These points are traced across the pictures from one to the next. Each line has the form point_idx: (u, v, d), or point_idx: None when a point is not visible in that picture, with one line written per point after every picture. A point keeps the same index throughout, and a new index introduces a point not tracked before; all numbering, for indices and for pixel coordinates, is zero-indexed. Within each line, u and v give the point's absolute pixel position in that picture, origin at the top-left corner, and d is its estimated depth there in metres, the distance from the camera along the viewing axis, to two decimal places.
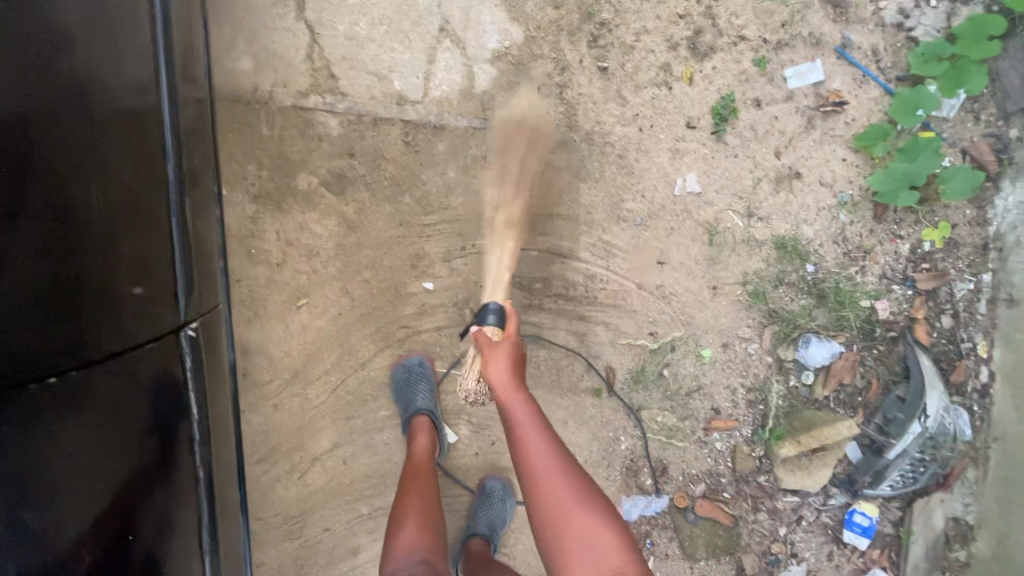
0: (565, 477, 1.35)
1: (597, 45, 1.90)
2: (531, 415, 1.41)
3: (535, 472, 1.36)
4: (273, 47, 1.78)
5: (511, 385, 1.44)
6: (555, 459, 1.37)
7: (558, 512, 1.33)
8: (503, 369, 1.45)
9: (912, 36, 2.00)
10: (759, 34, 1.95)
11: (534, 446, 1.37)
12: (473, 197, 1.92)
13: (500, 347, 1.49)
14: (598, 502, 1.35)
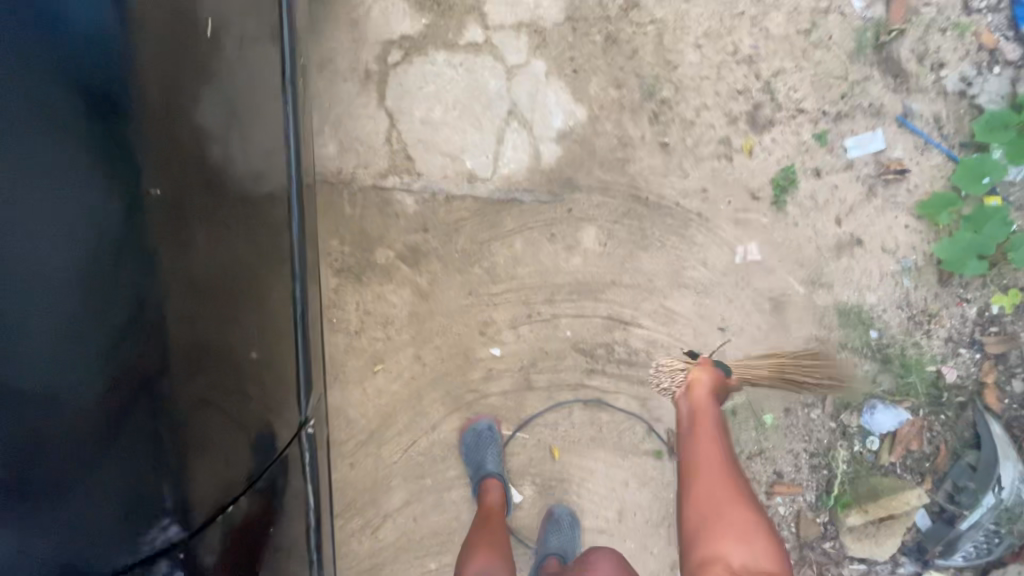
0: (733, 479, 1.65)
1: (658, 121, 1.99)
2: (719, 425, 1.74)
3: (702, 464, 1.67)
4: (357, 133, 1.93)
5: (710, 399, 1.77)
6: (728, 463, 1.68)
7: (718, 506, 1.59)
8: (706, 382, 1.79)
9: (974, 104, 2.02)
10: (818, 106, 2.00)
11: (704, 438, 1.71)
12: (538, 267, 2.01)
13: (708, 374, 1.80)
14: (756, 510, 1.59)
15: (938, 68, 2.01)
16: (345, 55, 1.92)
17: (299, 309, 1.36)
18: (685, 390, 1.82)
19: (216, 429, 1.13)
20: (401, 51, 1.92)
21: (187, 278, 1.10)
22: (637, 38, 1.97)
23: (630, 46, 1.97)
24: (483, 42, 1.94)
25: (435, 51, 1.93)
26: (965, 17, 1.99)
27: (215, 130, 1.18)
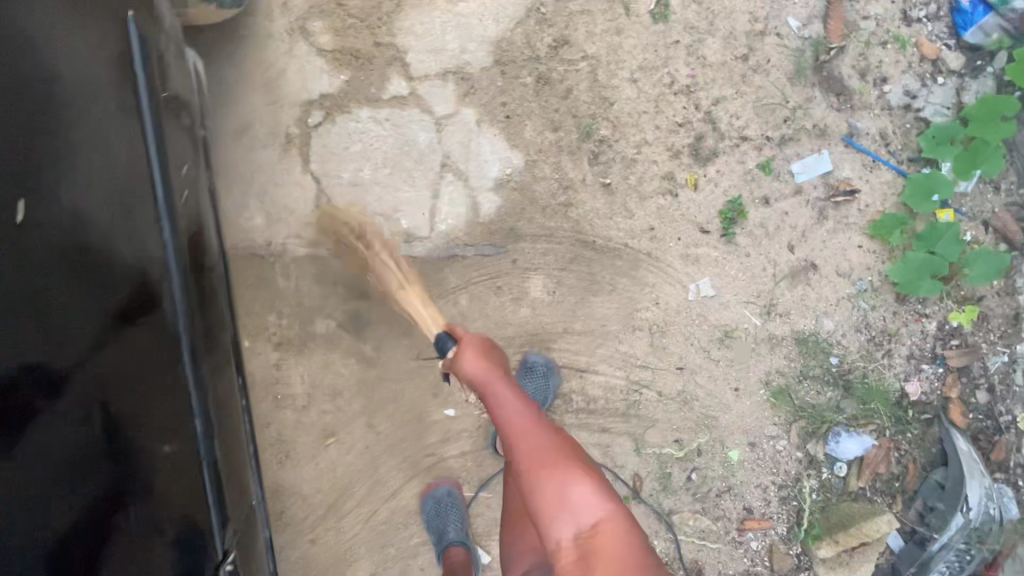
0: (537, 436, 1.27)
1: (598, 162, 1.91)
2: (508, 393, 1.29)
3: (509, 432, 1.27)
4: (283, 201, 1.83)
5: (494, 372, 1.31)
6: (534, 418, 1.29)
7: (527, 480, 1.25)
8: (474, 357, 1.33)
9: (921, 117, 1.96)
10: (762, 132, 1.93)
11: (501, 406, 1.28)
12: (487, 322, 1.94)
13: (472, 340, 1.38)
14: (568, 456, 1.27)
15: (882, 82, 1.94)
16: (262, 119, 1.81)
17: (190, 369, 1.28)
18: (462, 377, 1.31)
19: (100, 466, 1.17)
20: (321, 110, 1.81)
21: (44, 323, 1.13)
22: (570, 75, 1.87)
23: (563, 85, 1.88)
24: (407, 93, 1.83)
25: (357, 107, 1.82)
26: (905, 28, 1.92)
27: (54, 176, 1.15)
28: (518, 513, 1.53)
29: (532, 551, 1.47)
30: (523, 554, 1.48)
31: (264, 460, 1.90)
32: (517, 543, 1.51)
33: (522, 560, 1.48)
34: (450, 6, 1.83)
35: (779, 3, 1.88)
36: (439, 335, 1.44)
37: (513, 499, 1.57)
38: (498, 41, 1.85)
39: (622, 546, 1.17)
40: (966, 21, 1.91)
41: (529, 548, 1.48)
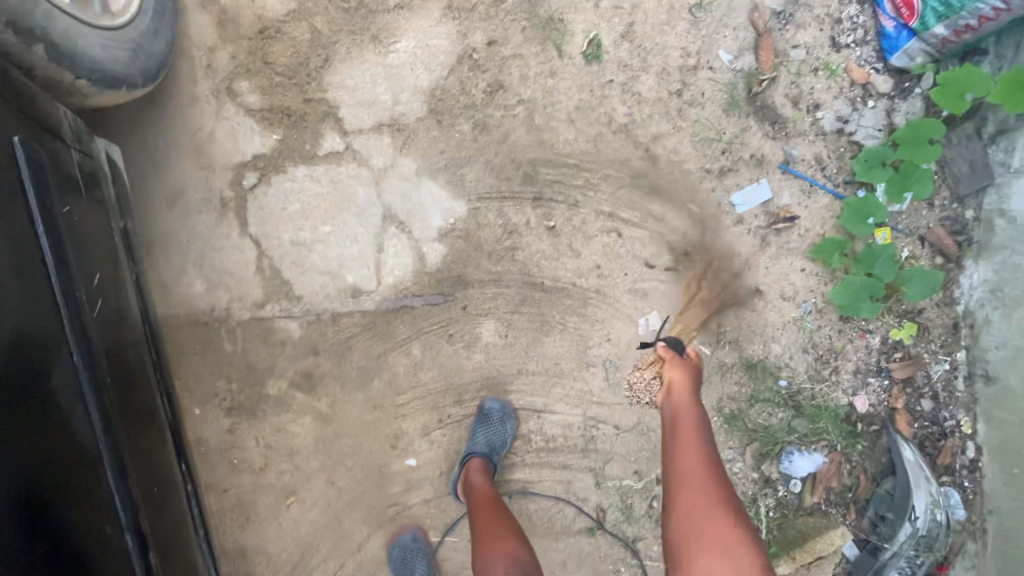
0: (715, 482, 1.47)
1: (541, 205, 1.91)
2: (693, 420, 1.59)
3: (678, 469, 1.51)
4: (223, 265, 1.80)
5: (687, 391, 1.66)
6: (707, 461, 1.51)
7: (690, 511, 1.43)
8: (684, 376, 1.69)
9: (854, 140, 2.00)
10: (701, 165, 1.95)
11: (686, 440, 1.56)
12: (441, 370, 1.94)
13: (687, 363, 1.74)
14: (736, 508, 1.42)
15: (814, 108, 1.97)
16: (194, 184, 1.77)
17: (108, 452, 1.26)
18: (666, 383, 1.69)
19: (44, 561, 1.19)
20: (255, 171, 1.78)
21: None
22: (507, 120, 1.87)
23: (501, 130, 1.87)
24: (342, 148, 1.81)
25: (292, 166, 1.80)
26: (834, 55, 1.96)
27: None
28: (489, 527, 1.68)
29: (505, 555, 1.57)
30: (496, 557, 1.57)
31: (225, 525, 1.89)
32: (490, 551, 1.60)
33: (497, 563, 1.55)
34: (380, 58, 1.80)
35: (710, 37, 1.90)
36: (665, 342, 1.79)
37: (483, 521, 1.70)
38: (433, 90, 1.83)
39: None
40: (892, 46, 1.93)
41: (501, 552, 1.58)
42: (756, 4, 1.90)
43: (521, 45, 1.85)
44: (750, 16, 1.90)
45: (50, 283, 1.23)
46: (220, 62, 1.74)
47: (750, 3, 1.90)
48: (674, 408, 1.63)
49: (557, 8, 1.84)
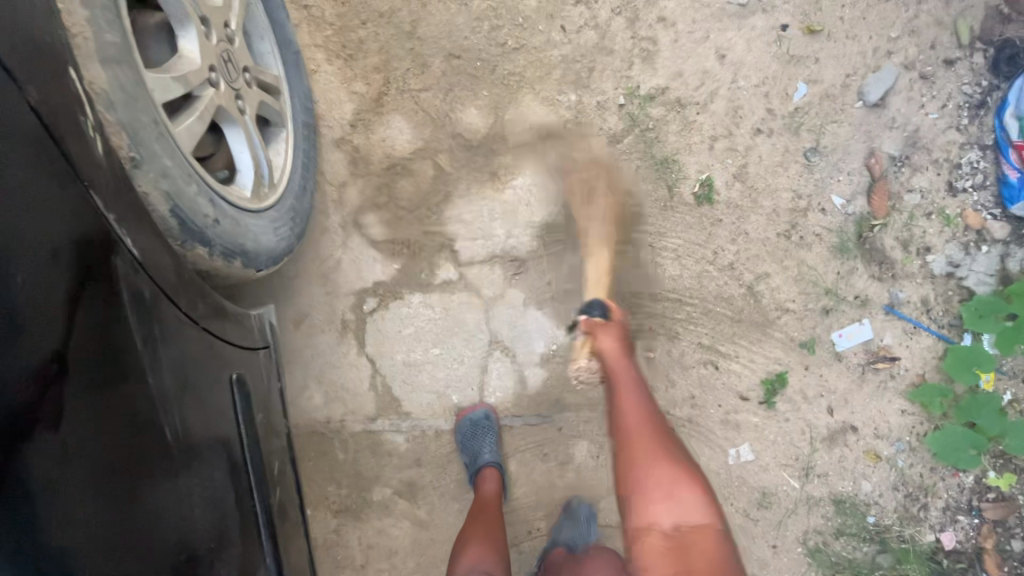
0: (660, 442, 1.49)
1: (642, 335, 1.96)
2: (630, 379, 1.60)
3: (624, 423, 1.54)
4: (340, 382, 1.92)
5: (621, 354, 1.65)
6: (647, 412, 1.55)
7: (642, 461, 1.45)
8: (615, 339, 1.68)
9: (964, 285, 1.96)
10: (804, 303, 1.95)
11: (626, 400, 1.57)
12: (533, 486, 2.01)
13: (614, 325, 1.71)
14: (678, 458, 1.46)
15: (924, 251, 1.95)
16: (320, 306, 1.89)
17: None
18: (598, 348, 1.68)
19: None
20: (375, 296, 1.89)
21: None
22: (613, 255, 1.92)
23: (607, 263, 1.92)
24: (455, 277, 1.89)
25: (409, 293, 1.89)
26: (950, 200, 1.93)
27: (202, 535, 1.05)
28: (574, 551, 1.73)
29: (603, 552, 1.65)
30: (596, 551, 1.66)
31: None
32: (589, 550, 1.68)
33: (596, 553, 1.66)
34: (498, 194, 1.87)
35: (823, 181, 1.89)
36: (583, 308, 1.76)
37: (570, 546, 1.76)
38: (544, 224, 1.89)
39: (714, 548, 1.34)
40: (1013, 195, 1.89)
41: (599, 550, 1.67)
42: (873, 148, 1.89)
43: (632, 184, 1.89)
44: (866, 161, 1.89)
45: (254, 511, 1.19)
46: (351, 196, 1.84)
47: (867, 148, 1.89)
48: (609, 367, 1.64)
49: (672, 150, 1.88)
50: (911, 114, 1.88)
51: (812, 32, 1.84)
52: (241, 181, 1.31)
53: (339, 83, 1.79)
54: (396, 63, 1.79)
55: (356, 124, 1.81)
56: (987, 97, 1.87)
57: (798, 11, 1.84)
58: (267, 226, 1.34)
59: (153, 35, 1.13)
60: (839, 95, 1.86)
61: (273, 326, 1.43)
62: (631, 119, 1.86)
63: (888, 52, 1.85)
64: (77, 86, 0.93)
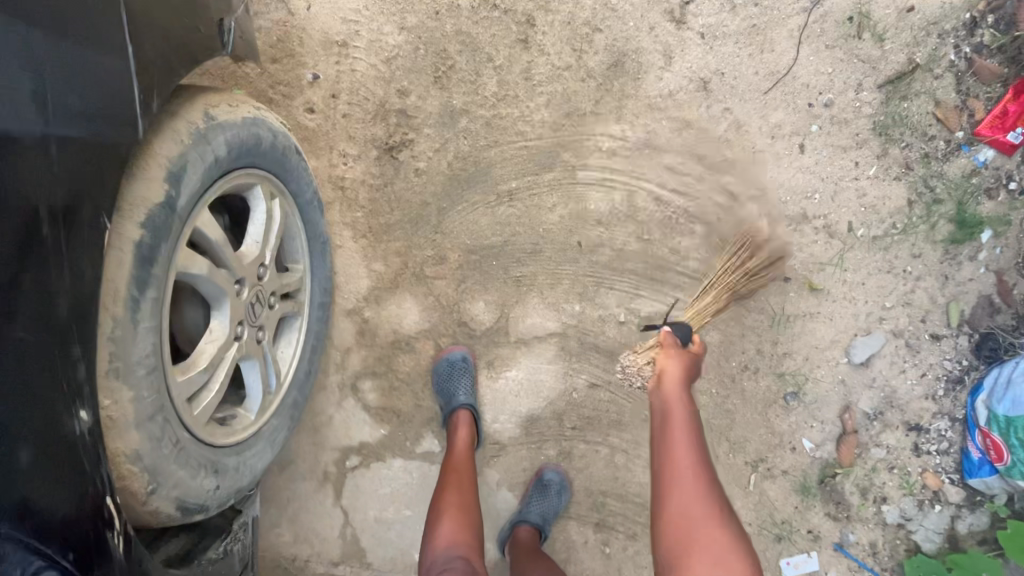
0: (704, 490, 1.29)
1: (602, 529, 2.05)
2: (688, 421, 1.40)
3: (669, 469, 1.34)
4: (312, 524, 2.02)
5: (682, 385, 1.47)
6: (700, 461, 1.33)
7: (682, 510, 1.27)
8: (679, 366, 1.50)
9: (912, 536, 2.05)
10: (759, 528, 2.05)
11: (677, 448, 1.35)
12: None
13: (676, 354, 1.53)
14: (718, 505, 1.28)
15: (880, 500, 2.05)
16: (306, 454, 1.99)
17: None
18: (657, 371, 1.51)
19: None
20: (358, 455, 1.99)
21: None
22: (589, 454, 2.02)
23: (582, 459, 2.02)
24: (438, 450, 1.99)
25: (391, 457, 1.99)
26: (912, 459, 2.03)
27: None
28: (524, 554, 1.84)
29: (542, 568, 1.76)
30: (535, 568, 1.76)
31: None
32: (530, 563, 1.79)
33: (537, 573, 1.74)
34: (491, 382, 1.97)
35: (797, 424, 2.00)
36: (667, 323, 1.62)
37: (522, 549, 1.86)
38: (528, 415, 1.99)
39: None
40: (972, 470, 1.97)
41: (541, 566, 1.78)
42: (849, 404, 1.99)
43: (619, 393, 1.99)
44: (841, 414, 1.99)
45: None
46: (353, 362, 1.94)
47: (844, 402, 1.99)
48: (664, 403, 1.45)
49: None
50: (891, 376, 1.98)
51: (814, 290, 1.93)
52: (249, 402, 1.41)
53: (360, 261, 1.88)
54: (418, 250, 1.89)
55: (369, 300, 1.90)
56: (965, 374, 1.97)
57: (807, 268, 1.91)
58: (265, 445, 1.43)
59: (190, 299, 1.21)
60: (827, 350, 1.96)
61: (255, 520, 1.48)
62: (628, 336, 1.96)
63: (880, 318, 1.94)
64: (109, 500, 0.83)
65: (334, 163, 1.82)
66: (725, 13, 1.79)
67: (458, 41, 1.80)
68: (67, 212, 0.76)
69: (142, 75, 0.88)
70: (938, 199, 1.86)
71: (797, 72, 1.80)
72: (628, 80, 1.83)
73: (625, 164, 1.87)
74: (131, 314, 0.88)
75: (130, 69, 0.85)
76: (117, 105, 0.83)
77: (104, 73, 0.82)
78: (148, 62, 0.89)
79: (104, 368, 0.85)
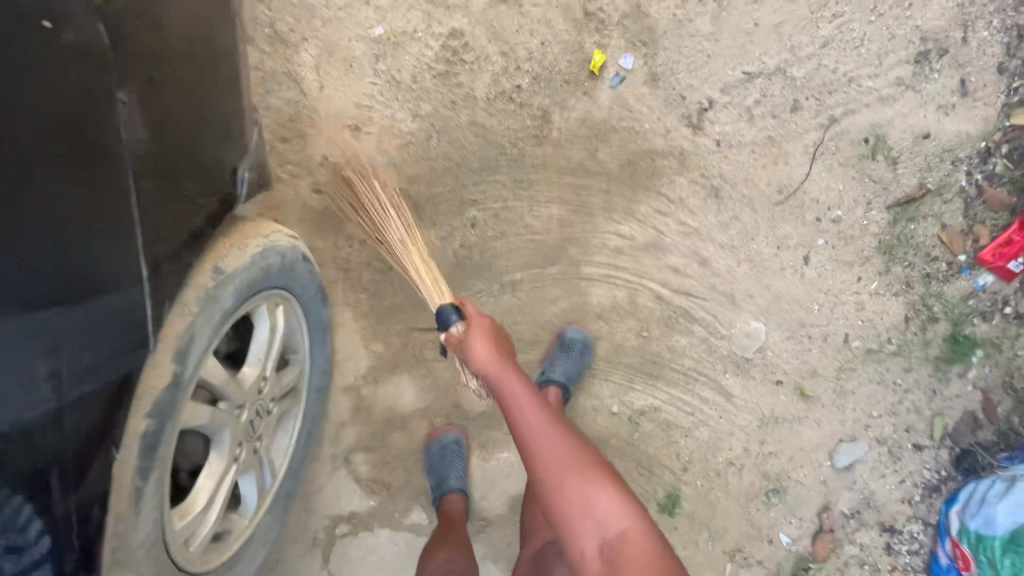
0: (562, 448, 1.17)
1: None
2: (521, 398, 1.20)
3: (527, 447, 1.19)
4: None
5: (496, 359, 1.22)
6: (541, 420, 1.18)
7: (548, 482, 1.16)
8: (482, 344, 1.23)
9: None
10: None
11: (517, 424, 1.19)
12: None
13: (474, 324, 1.29)
14: (582, 456, 1.18)
15: None
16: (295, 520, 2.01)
17: None
18: (471, 361, 1.23)
19: None
20: (348, 523, 2.01)
21: None
22: None
23: None
24: (425, 522, 2.02)
25: (380, 527, 2.02)
26: (885, 558, 2.06)
27: None
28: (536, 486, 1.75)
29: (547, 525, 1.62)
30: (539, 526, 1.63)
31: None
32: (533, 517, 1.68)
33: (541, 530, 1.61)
34: (482, 462, 2.00)
35: (777, 519, 2.05)
36: (441, 307, 1.32)
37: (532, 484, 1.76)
38: (517, 494, 2.02)
39: (648, 558, 1.09)
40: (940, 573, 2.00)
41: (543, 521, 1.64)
42: (828, 503, 2.04)
43: None
44: (819, 512, 2.05)
45: None
46: (347, 437, 1.95)
47: (824, 501, 2.04)
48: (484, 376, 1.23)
49: (650, 460, 2.00)
50: (871, 480, 2.03)
51: (804, 396, 1.96)
52: (245, 507, 1.44)
53: (360, 340, 1.89)
54: (417, 333, 1.89)
55: (367, 378, 1.91)
56: (942, 483, 2.02)
57: (799, 374, 1.94)
58: (257, 544, 1.48)
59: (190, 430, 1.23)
60: (811, 452, 2.00)
61: None
62: (620, 427, 1.98)
63: (867, 426, 1.98)
64: None
65: (339, 246, 1.81)
66: (743, 122, 1.77)
67: (471, 132, 1.77)
68: (75, 455, 0.84)
69: (154, 293, 0.94)
70: (934, 318, 1.88)
71: (808, 186, 1.79)
72: (639, 181, 1.81)
73: (630, 263, 1.86)
74: (135, 503, 0.94)
75: (145, 291, 0.93)
76: (121, 336, 0.90)
77: (113, 305, 0.88)
78: (152, 259, 0.94)
79: (107, 561, 0.91)
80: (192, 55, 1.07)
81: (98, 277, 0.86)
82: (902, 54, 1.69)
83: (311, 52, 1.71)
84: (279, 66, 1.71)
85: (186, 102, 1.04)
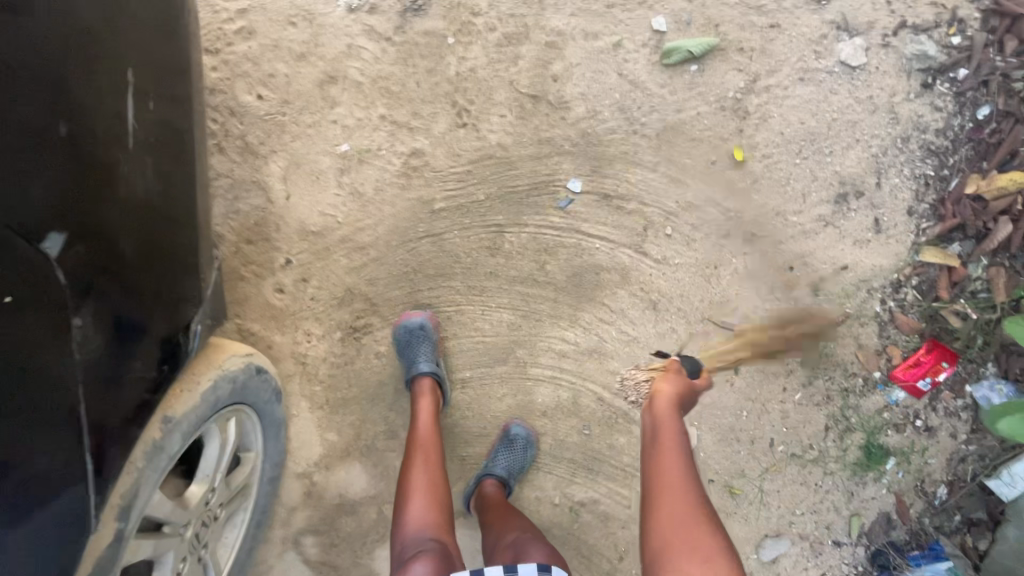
0: (691, 497, 1.35)
1: None
2: (679, 438, 1.49)
3: (663, 484, 1.38)
4: None
5: (673, 406, 1.60)
6: (688, 474, 1.40)
7: (673, 521, 1.30)
8: (672, 390, 1.65)
9: None
10: None
11: (668, 462, 1.43)
12: None
13: (677, 377, 1.71)
14: (703, 510, 1.32)
15: None
16: None
17: None
18: (651, 398, 1.63)
19: None
20: None
21: None
22: None
23: None
24: None
25: None
26: None
27: None
28: (499, 517, 1.76)
29: (519, 528, 1.65)
30: (509, 529, 1.65)
31: None
32: (504, 525, 1.69)
33: (511, 532, 1.64)
34: None
35: None
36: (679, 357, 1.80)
37: (496, 517, 1.77)
38: None
39: None
40: None
41: (513, 526, 1.67)
42: None
43: None
44: None
45: None
46: (297, 519, 2.02)
47: None
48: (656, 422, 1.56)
49: (588, 549, 2.07)
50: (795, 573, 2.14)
51: (733, 494, 2.08)
52: None
53: (314, 429, 1.97)
54: (370, 424, 1.98)
55: (320, 465, 1.99)
56: None
57: (729, 474, 2.07)
58: None
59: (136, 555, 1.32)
60: (739, 545, 2.11)
61: None
62: (561, 517, 2.07)
63: (790, 522, 2.10)
64: None
65: (298, 341, 1.90)
66: (680, 244, 1.91)
67: (428, 242, 1.89)
68: None
69: (101, 474, 0.99)
70: (851, 428, 2.03)
71: (738, 304, 1.94)
72: (584, 292, 1.94)
73: (574, 366, 1.98)
74: None
75: (90, 484, 0.97)
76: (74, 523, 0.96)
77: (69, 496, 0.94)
78: (104, 444, 0.99)
79: None
80: (167, 209, 1.08)
81: (56, 478, 0.92)
82: (823, 194, 1.87)
83: (279, 162, 1.82)
84: (248, 175, 1.82)
85: (152, 259, 1.05)
